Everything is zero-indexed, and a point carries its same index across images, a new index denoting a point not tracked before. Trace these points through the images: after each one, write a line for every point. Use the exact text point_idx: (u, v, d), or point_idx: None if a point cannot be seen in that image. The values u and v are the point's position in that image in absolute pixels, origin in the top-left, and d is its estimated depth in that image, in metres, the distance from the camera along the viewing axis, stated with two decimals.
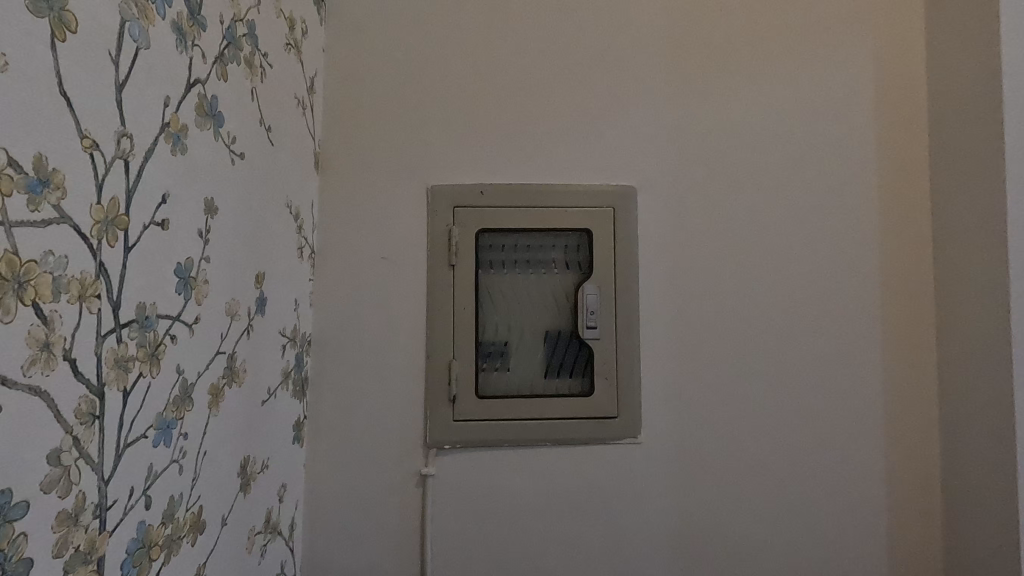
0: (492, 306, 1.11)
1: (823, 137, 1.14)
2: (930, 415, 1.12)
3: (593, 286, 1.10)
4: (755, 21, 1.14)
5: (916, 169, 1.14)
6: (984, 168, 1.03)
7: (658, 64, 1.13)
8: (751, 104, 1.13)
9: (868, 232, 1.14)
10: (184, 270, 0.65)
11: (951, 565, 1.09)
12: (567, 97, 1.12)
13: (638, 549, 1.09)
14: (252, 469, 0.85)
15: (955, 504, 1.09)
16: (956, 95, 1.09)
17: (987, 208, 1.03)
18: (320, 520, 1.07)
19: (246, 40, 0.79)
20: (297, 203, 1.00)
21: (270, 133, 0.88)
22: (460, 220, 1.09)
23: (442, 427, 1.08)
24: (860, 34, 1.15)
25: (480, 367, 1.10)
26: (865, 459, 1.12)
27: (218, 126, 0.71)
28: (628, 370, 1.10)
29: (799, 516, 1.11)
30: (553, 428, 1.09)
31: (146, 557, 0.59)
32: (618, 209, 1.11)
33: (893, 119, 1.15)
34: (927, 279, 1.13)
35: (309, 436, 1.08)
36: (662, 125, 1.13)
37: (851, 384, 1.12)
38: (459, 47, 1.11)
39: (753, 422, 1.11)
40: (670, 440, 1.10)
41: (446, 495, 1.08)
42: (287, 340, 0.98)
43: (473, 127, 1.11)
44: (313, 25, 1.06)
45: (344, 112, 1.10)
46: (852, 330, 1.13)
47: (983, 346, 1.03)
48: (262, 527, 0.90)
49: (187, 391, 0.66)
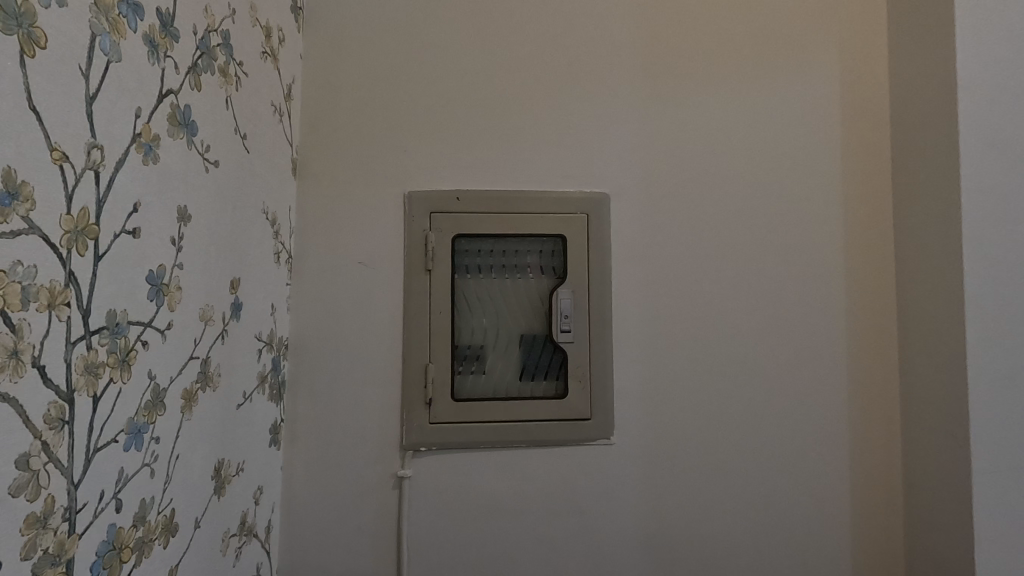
0: (469, 310, 1.13)
1: (790, 146, 1.18)
2: (891, 415, 1.16)
3: (568, 290, 1.13)
4: (725, 34, 1.17)
5: (879, 177, 1.18)
6: (941, 177, 1.07)
7: (631, 74, 1.16)
8: (720, 114, 1.17)
9: (833, 238, 1.17)
10: (156, 276, 0.66)
11: (911, 560, 1.13)
12: (543, 106, 1.14)
13: (610, 547, 1.12)
14: (226, 472, 0.87)
15: (915, 502, 1.12)
16: (915, 107, 1.13)
17: (943, 216, 1.06)
18: (297, 522, 1.08)
19: (221, 49, 0.81)
20: (274, 209, 1.01)
21: (246, 141, 0.89)
22: (436, 226, 1.11)
23: (418, 429, 1.09)
24: (826, 47, 1.19)
25: (457, 370, 1.12)
26: (830, 458, 1.15)
27: (191, 135, 0.72)
28: (602, 373, 1.12)
29: (767, 514, 1.14)
30: (528, 430, 1.11)
31: (117, 559, 0.60)
32: (592, 215, 1.14)
33: (857, 130, 1.19)
34: (889, 284, 1.17)
35: (286, 439, 1.09)
36: (634, 134, 1.15)
37: (817, 386, 1.16)
38: (436, 56, 1.13)
39: (722, 423, 1.14)
40: (642, 441, 1.13)
41: (422, 497, 1.10)
42: (263, 344, 0.99)
43: (449, 135, 1.13)
44: (290, 33, 1.07)
45: (322, 120, 1.12)
46: (818, 334, 1.16)
47: (940, 349, 1.07)
48: (236, 529, 0.91)
49: (159, 396, 0.67)
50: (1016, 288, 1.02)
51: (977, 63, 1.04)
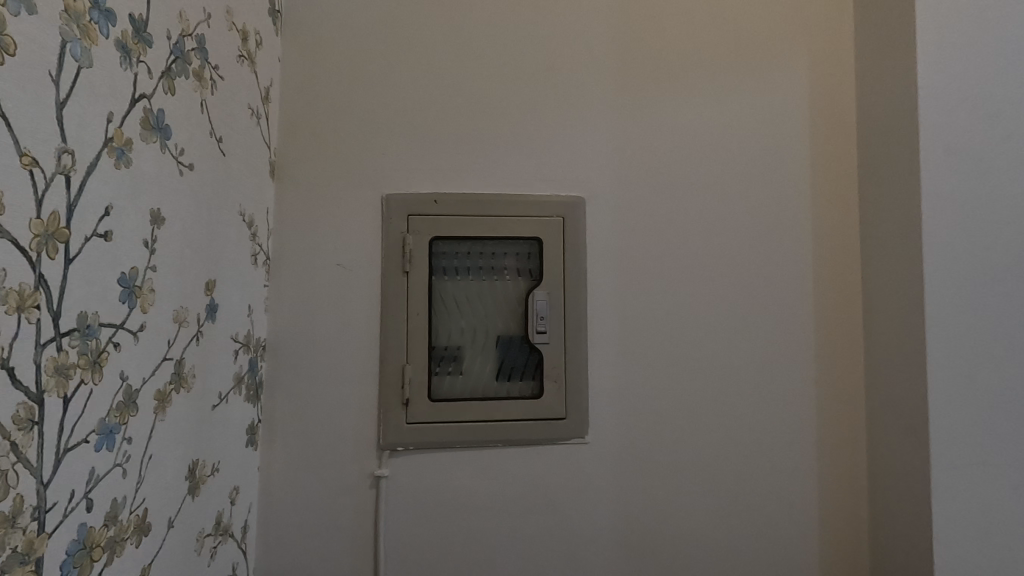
0: (446, 312, 1.15)
1: (760, 151, 1.21)
2: (857, 414, 1.20)
3: (543, 292, 1.15)
4: (697, 42, 1.20)
5: (847, 183, 1.22)
6: (903, 183, 1.10)
7: (606, 81, 1.18)
8: (692, 119, 1.19)
9: (802, 242, 1.21)
10: (129, 279, 0.66)
11: (874, 555, 1.17)
12: (519, 111, 1.16)
13: (584, 545, 1.14)
14: (201, 472, 0.87)
15: (879, 498, 1.16)
16: (879, 114, 1.16)
17: (904, 221, 1.10)
18: (274, 522, 1.09)
19: (195, 54, 0.81)
20: (251, 211, 1.02)
21: (221, 144, 0.90)
22: (413, 228, 1.12)
23: (395, 430, 1.10)
24: (794, 55, 1.22)
25: (434, 371, 1.14)
26: (797, 457, 1.19)
27: (165, 138, 0.73)
28: (576, 373, 1.14)
29: (737, 511, 1.17)
30: (504, 429, 1.12)
31: (87, 558, 0.61)
32: (567, 218, 1.16)
33: (825, 136, 1.22)
34: (855, 286, 1.21)
35: (263, 439, 1.09)
36: (608, 139, 1.18)
37: (786, 385, 1.19)
38: (414, 60, 1.15)
39: (693, 422, 1.17)
40: (615, 440, 1.15)
41: (399, 496, 1.11)
42: (240, 346, 1.00)
43: (427, 138, 1.14)
44: (268, 36, 1.08)
45: (300, 122, 1.13)
46: (787, 335, 1.20)
47: (902, 349, 1.11)
48: (211, 529, 0.92)
49: (131, 397, 0.68)
50: (973, 291, 1.05)
51: (938, 72, 1.07)
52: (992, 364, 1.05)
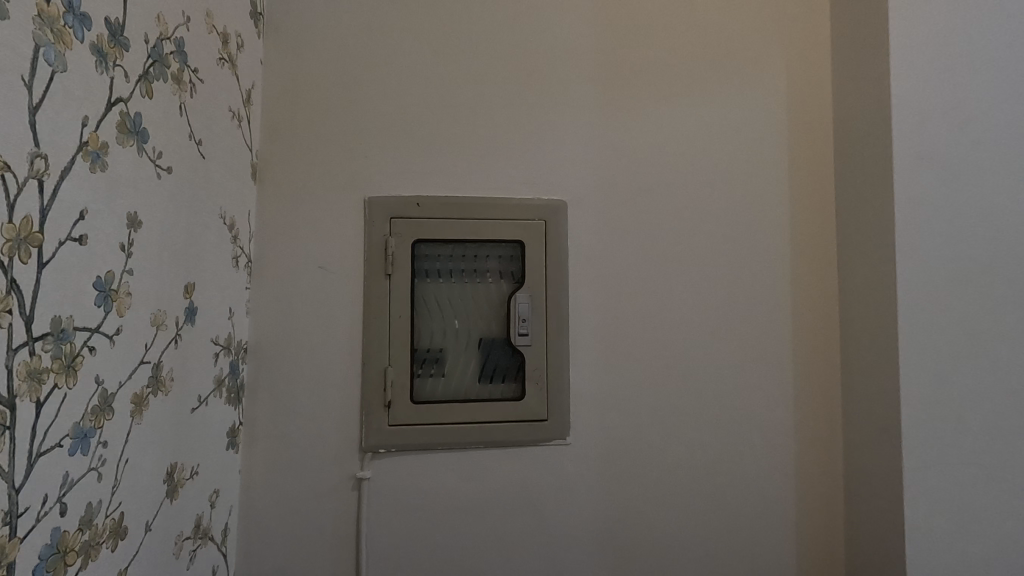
0: (428, 314, 1.15)
1: (739, 156, 1.22)
2: (834, 414, 1.22)
3: (525, 294, 1.16)
4: (677, 48, 1.22)
5: (823, 188, 1.24)
6: (877, 189, 1.12)
7: (587, 86, 1.19)
8: (671, 124, 1.21)
9: (780, 246, 1.23)
10: (104, 283, 0.66)
11: (850, 553, 1.19)
12: (501, 115, 1.17)
13: (565, 545, 1.15)
14: (180, 475, 0.87)
15: (854, 497, 1.18)
16: (854, 121, 1.19)
17: (878, 225, 1.12)
18: (255, 525, 1.09)
19: (174, 57, 0.81)
20: (232, 214, 1.02)
21: (201, 147, 0.90)
22: (396, 231, 1.13)
23: (377, 432, 1.11)
24: (773, 62, 1.24)
25: (416, 374, 1.14)
26: (775, 457, 1.21)
27: (142, 142, 0.73)
28: (558, 375, 1.15)
29: (715, 510, 1.19)
30: (486, 431, 1.13)
31: (60, 562, 0.61)
32: (548, 222, 1.17)
33: (802, 141, 1.24)
34: (831, 289, 1.23)
35: (244, 442, 1.09)
36: (590, 143, 1.19)
37: (763, 386, 1.21)
38: (396, 63, 1.15)
39: (673, 423, 1.18)
40: (596, 442, 1.16)
41: (381, 498, 1.11)
42: (220, 349, 1.00)
43: (409, 141, 1.15)
44: (249, 38, 1.08)
45: (282, 124, 1.13)
46: (765, 337, 1.22)
47: (875, 351, 1.13)
48: (191, 532, 0.91)
49: (107, 400, 0.68)
50: (945, 294, 1.08)
51: (910, 80, 1.09)
52: (964, 365, 1.07)
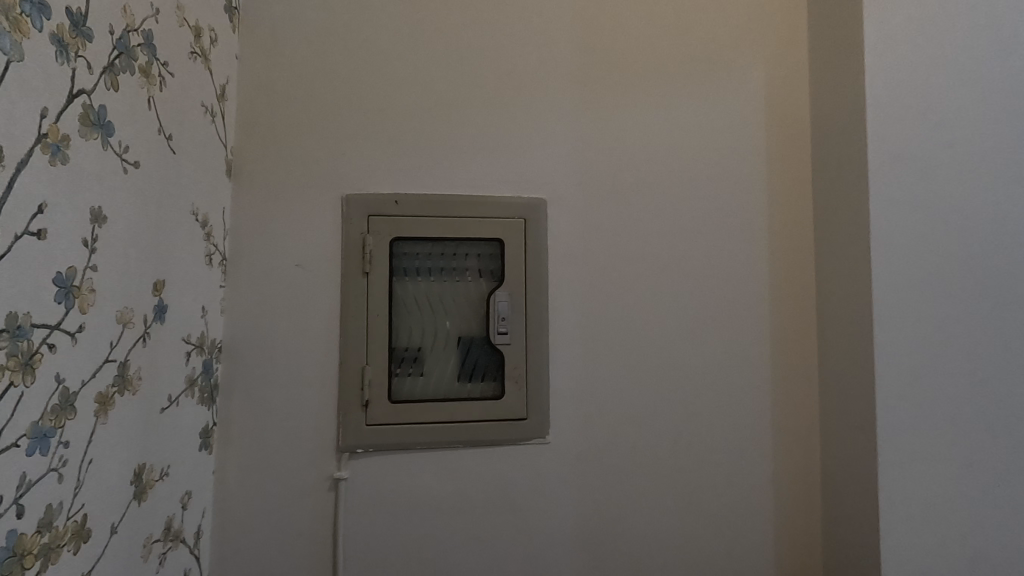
0: (407, 313, 1.14)
1: (717, 155, 1.23)
2: (811, 412, 1.23)
3: (504, 293, 1.15)
4: (657, 46, 1.22)
5: (801, 187, 1.25)
6: (852, 188, 1.13)
7: (566, 84, 1.19)
8: (650, 123, 1.21)
9: (758, 244, 1.23)
10: (65, 279, 0.65)
11: (827, 549, 1.20)
12: (480, 113, 1.17)
13: (545, 544, 1.14)
14: (148, 476, 0.85)
15: (831, 494, 1.19)
16: (830, 120, 1.20)
17: (853, 224, 1.13)
18: (230, 527, 1.07)
19: (142, 49, 0.80)
20: (204, 210, 1.00)
21: (171, 142, 0.89)
22: (374, 228, 1.12)
23: (355, 432, 1.09)
24: (751, 61, 1.25)
25: (394, 373, 1.13)
26: (753, 454, 1.21)
27: (107, 135, 0.72)
28: (537, 374, 1.15)
29: (694, 508, 1.19)
30: (465, 430, 1.12)
31: (17, 565, 0.59)
32: (528, 220, 1.16)
33: (780, 141, 1.25)
34: (809, 288, 1.24)
35: (219, 442, 1.08)
36: (569, 141, 1.19)
37: (742, 384, 1.22)
38: (374, 59, 1.14)
39: (652, 421, 1.19)
40: (575, 440, 1.16)
41: (358, 499, 1.10)
42: (193, 348, 0.98)
43: (387, 139, 1.14)
44: (223, 32, 1.06)
45: (258, 121, 1.11)
46: (743, 335, 1.22)
47: (851, 349, 1.14)
48: (161, 534, 0.90)
49: (68, 399, 0.66)
50: (920, 293, 1.09)
51: (886, 80, 1.10)
52: (939, 364, 1.08)
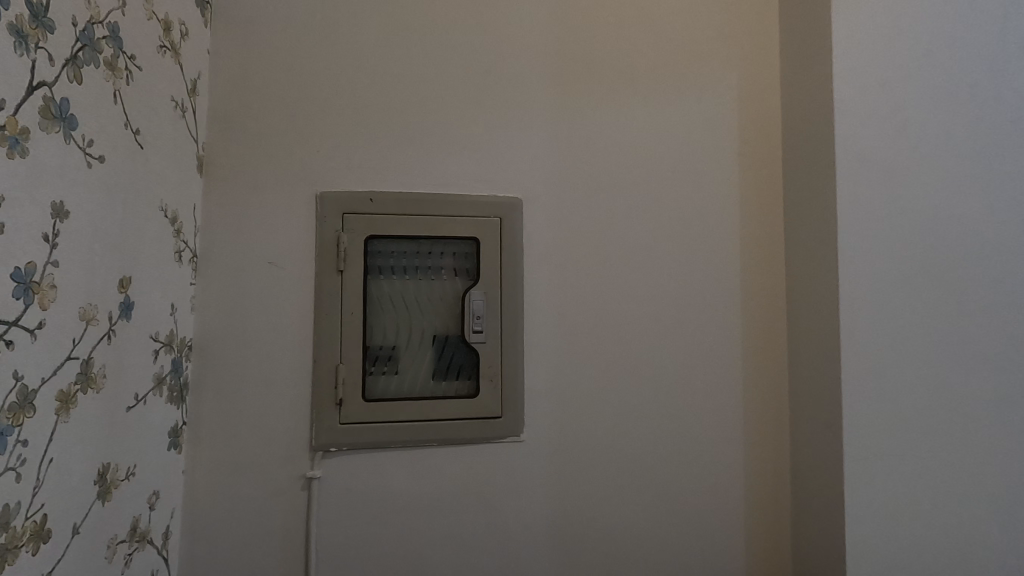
0: (382, 312, 1.14)
1: (690, 157, 1.25)
2: (781, 410, 1.25)
3: (480, 291, 1.15)
4: (632, 49, 1.24)
5: (772, 189, 1.27)
6: (820, 190, 1.16)
7: (542, 84, 1.20)
8: (624, 125, 1.23)
9: (730, 245, 1.25)
10: (24, 274, 0.64)
11: (795, 543, 1.22)
12: (456, 112, 1.17)
13: (519, 541, 1.15)
14: (114, 476, 0.84)
15: (799, 490, 1.22)
16: (800, 123, 1.22)
17: (821, 225, 1.16)
18: (199, 527, 1.06)
19: (108, 42, 0.79)
20: (174, 206, 0.99)
21: (139, 137, 0.87)
22: (348, 226, 1.11)
23: (328, 431, 1.09)
24: (724, 65, 1.27)
25: (368, 372, 1.12)
26: (724, 451, 1.23)
27: (70, 129, 0.71)
28: (512, 372, 1.15)
29: (666, 504, 1.21)
30: (439, 429, 1.12)
31: None
32: (503, 219, 1.17)
33: (752, 143, 1.27)
34: (779, 288, 1.27)
35: (189, 442, 1.06)
36: (544, 142, 1.20)
37: (714, 382, 1.23)
38: (349, 57, 1.14)
39: (625, 419, 1.20)
40: (550, 438, 1.17)
41: (331, 499, 1.09)
42: (161, 345, 0.97)
43: (362, 137, 1.13)
44: (194, 26, 1.05)
45: (230, 117, 1.10)
46: (715, 334, 1.24)
47: (818, 347, 1.16)
48: (126, 535, 0.88)
49: (27, 397, 0.65)
50: (884, 293, 1.11)
51: (853, 85, 1.13)
52: (902, 362, 1.11)
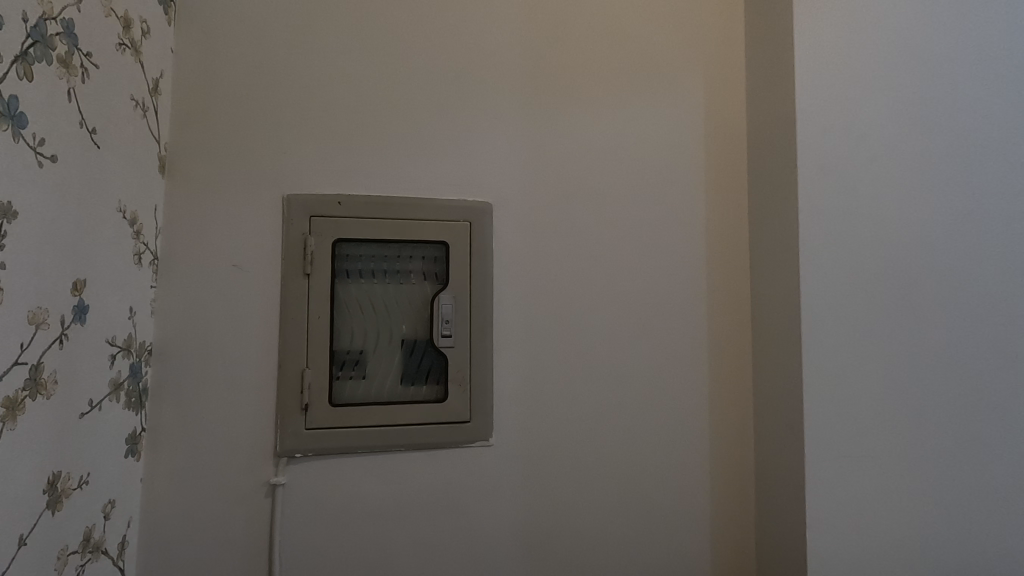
0: (349, 315, 1.13)
1: (658, 164, 1.27)
2: (746, 413, 1.27)
3: (449, 296, 1.15)
4: (600, 56, 1.25)
5: (737, 196, 1.30)
6: (782, 197, 1.19)
7: (512, 90, 1.21)
8: (593, 131, 1.24)
9: (696, 251, 1.28)
10: None
11: (759, 544, 1.25)
12: (425, 116, 1.17)
13: (488, 546, 1.15)
14: (65, 484, 0.82)
15: (762, 492, 1.24)
16: (763, 133, 1.25)
17: (783, 232, 1.19)
18: (158, 536, 1.03)
19: (61, 39, 0.77)
20: (133, 208, 0.96)
21: (95, 136, 0.85)
22: (315, 229, 1.10)
23: (294, 437, 1.07)
24: (691, 74, 1.29)
25: (336, 376, 1.11)
26: (691, 453, 1.25)
27: (19, 126, 0.69)
28: (481, 377, 1.15)
29: (634, 507, 1.22)
30: (407, 433, 1.12)
31: None
32: (473, 224, 1.17)
33: (718, 151, 1.30)
34: (744, 292, 1.29)
35: (148, 449, 1.04)
36: (514, 147, 1.20)
37: (680, 386, 1.25)
38: (317, 59, 1.13)
39: (593, 423, 1.21)
40: (518, 443, 1.17)
41: (296, 505, 1.08)
42: (119, 350, 0.94)
43: (330, 141, 1.13)
44: (156, 24, 1.03)
45: (194, 117, 1.08)
46: (682, 338, 1.26)
47: (780, 352, 1.19)
48: (79, 546, 0.86)
49: None
50: (844, 299, 1.14)
51: (814, 95, 1.15)
52: (860, 366, 1.14)
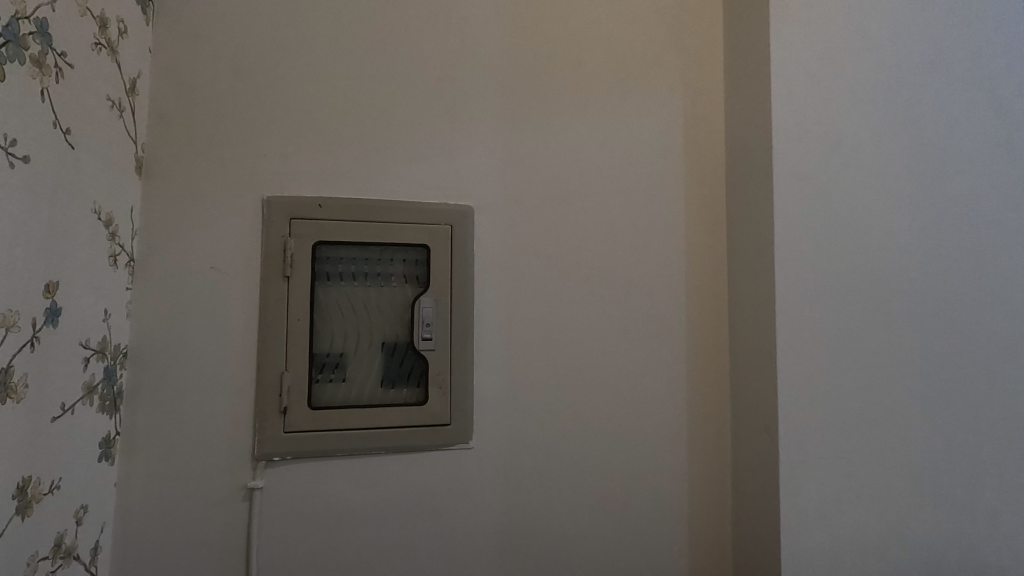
0: (329, 318, 1.12)
1: (637, 170, 1.28)
2: (723, 415, 1.29)
3: (429, 299, 1.15)
4: (581, 63, 1.27)
5: (715, 201, 1.32)
6: (757, 203, 1.21)
7: (493, 95, 1.22)
8: (573, 137, 1.25)
9: (675, 255, 1.29)
10: None
11: (734, 543, 1.27)
12: (406, 119, 1.17)
13: (467, 548, 1.15)
14: (35, 490, 0.80)
15: (738, 493, 1.26)
16: (739, 140, 1.28)
17: (758, 238, 1.21)
18: (132, 541, 1.02)
19: (35, 38, 0.76)
20: (108, 209, 0.95)
21: (69, 136, 0.84)
22: (295, 232, 1.09)
23: (272, 440, 1.07)
24: (670, 81, 1.31)
25: (315, 379, 1.11)
26: (668, 455, 1.27)
27: None
28: (461, 380, 1.16)
29: (612, 508, 1.23)
30: (387, 437, 1.12)
31: None
32: (453, 227, 1.17)
33: (696, 158, 1.32)
34: (721, 297, 1.31)
35: (122, 453, 1.02)
36: (495, 152, 1.21)
37: (658, 389, 1.27)
38: (298, 61, 1.13)
39: (572, 425, 1.22)
40: (498, 445, 1.18)
41: (274, 509, 1.07)
42: (93, 353, 0.93)
43: (310, 143, 1.12)
44: (133, 24, 1.02)
45: (172, 118, 1.07)
46: (660, 341, 1.28)
47: (756, 355, 1.21)
48: (49, 552, 0.84)
49: None
50: (817, 303, 1.17)
51: (789, 104, 1.18)
52: (832, 369, 1.17)
